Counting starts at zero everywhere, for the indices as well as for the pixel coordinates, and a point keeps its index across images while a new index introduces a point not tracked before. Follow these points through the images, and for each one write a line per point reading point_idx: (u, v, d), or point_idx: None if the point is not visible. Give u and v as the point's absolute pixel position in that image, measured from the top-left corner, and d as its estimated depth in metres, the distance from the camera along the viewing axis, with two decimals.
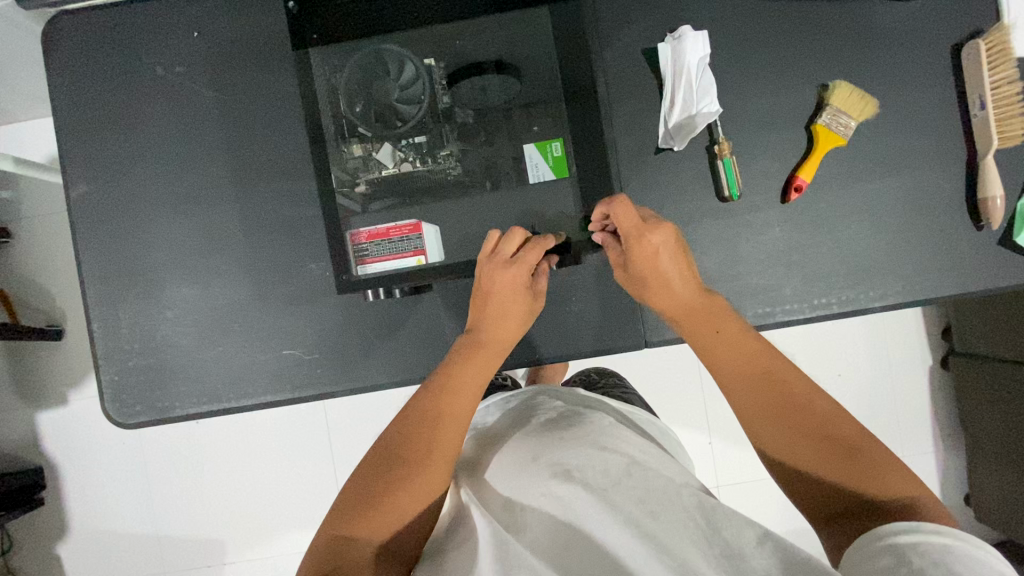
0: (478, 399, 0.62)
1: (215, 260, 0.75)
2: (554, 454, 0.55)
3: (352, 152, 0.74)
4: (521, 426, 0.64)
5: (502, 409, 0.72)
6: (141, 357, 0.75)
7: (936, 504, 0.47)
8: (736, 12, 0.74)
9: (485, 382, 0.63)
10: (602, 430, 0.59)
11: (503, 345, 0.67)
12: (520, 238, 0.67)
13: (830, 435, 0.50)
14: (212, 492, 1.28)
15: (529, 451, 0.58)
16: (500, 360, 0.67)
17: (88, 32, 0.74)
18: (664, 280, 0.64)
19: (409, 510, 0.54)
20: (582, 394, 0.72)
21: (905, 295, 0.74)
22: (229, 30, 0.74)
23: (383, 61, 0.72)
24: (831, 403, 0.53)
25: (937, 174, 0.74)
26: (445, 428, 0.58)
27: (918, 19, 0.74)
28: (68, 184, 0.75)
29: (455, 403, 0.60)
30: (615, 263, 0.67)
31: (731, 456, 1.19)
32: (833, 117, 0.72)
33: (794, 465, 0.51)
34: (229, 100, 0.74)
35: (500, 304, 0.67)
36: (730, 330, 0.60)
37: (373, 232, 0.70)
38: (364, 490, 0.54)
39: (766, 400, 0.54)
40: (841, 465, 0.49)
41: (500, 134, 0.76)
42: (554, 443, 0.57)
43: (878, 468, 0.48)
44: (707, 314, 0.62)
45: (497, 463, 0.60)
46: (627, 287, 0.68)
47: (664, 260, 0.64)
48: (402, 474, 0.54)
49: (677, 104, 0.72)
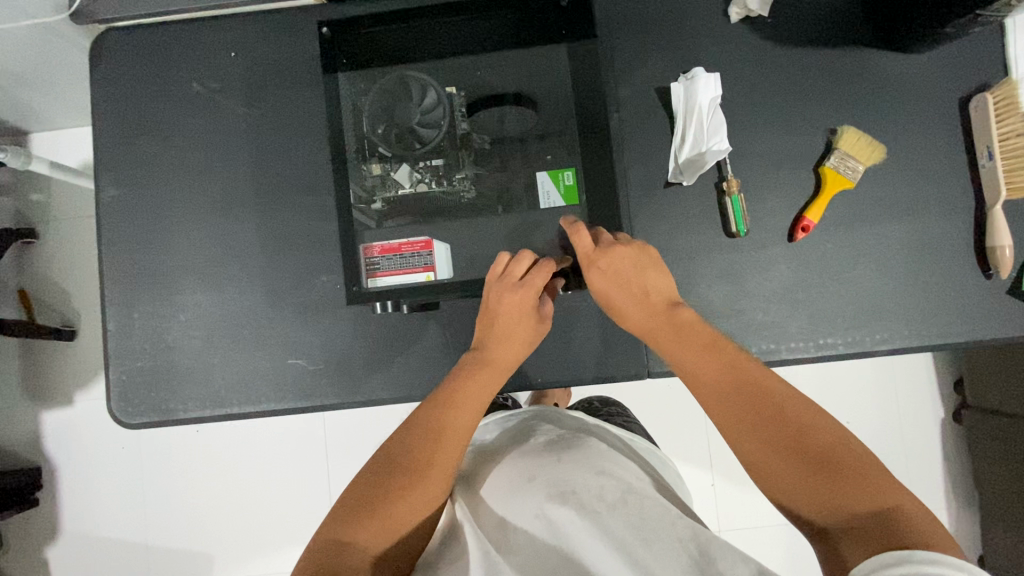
0: (480, 415, 0.62)
1: (231, 268, 0.77)
2: (550, 475, 0.55)
3: (371, 171, 0.75)
4: (518, 443, 0.64)
5: (501, 427, 0.72)
6: (150, 358, 0.77)
7: (932, 523, 0.45)
8: (746, 57, 0.77)
9: (487, 400, 0.64)
10: (599, 454, 0.59)
11: (505, 365, 0.67)
12: (530, 260, 0.68)
13: (832, 461, 0.49)
14: (204, 502, 1.27)
15: (525, 470, 0.57)
16: (504, 379, 0.67)
17: (133, 47, 0.79)
18: (637, 296, 0.65)
19: (405, 521, 0.53)
20: (582, 418, 0.72)
21: (911, 340, 0.74)
22: (264, 52, 0.78)
23: (407, 86, 0.74)
24: (838, 428, 0.51)
25: (945, 221, 0.75)
26: (448, 439, 0.58)
27: (927, 70, 0.76)
28: (99, 188, 0.79)
29: (456, 414, 0.60)
30: (602, 275, 0.66)
31: (734, 497, 1.16)
32: (841, 160, 0.73)
33: (798, 499, 0.49)
34: (258, 117, 0.78)
35: (507, 322, 0.67)
36: (732, 359, 0.58)
37: (386, 246, 0.72)
38: (365, 495, 0.54)
39: (767, 429, 0.52)
40: (844, 490, 0.47)
41: (515, 160, 0.76)
42: (550, 463, 0.57)
43: (881, 493, 0.47)
44: (686, 333, 0.62)
45: (492, 478, 0.60)
46: (616, 304, 0.66)
47: (631, 277, 0.66)
48: (403, 482, 0.54)
49: (687, 142, 0.75)
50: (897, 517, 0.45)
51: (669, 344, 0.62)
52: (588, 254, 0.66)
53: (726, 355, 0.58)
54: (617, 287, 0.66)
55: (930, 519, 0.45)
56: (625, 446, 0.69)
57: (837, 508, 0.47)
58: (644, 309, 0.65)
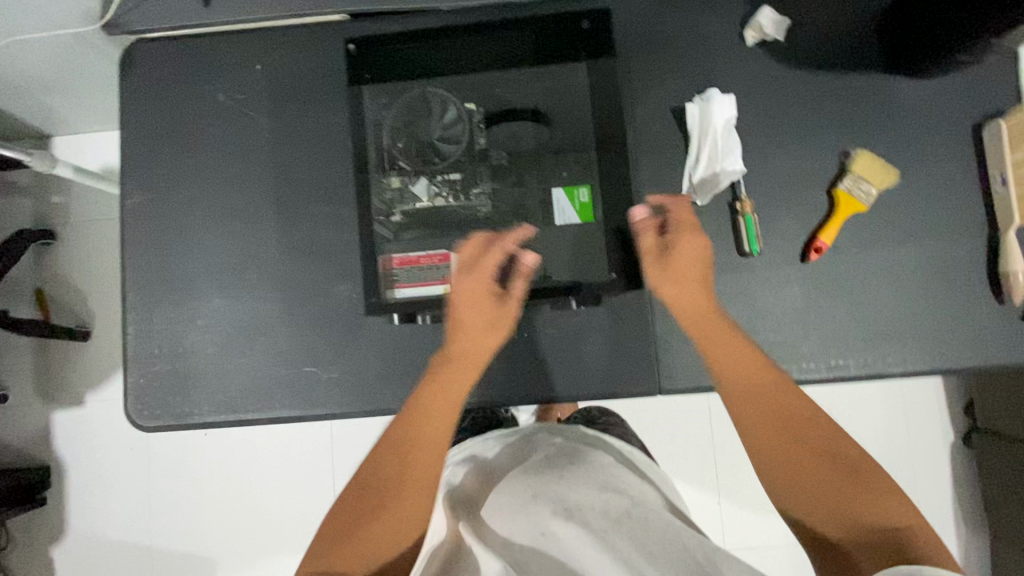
0: (450, 415, 0.63)
1: (250, 275, 0.78)
2: (553, 493, 0.56)
3: (390, 184, 0.77)
4: (520, 461, 0.65)
5: (502, 443, 0.72)
6: (167, 362, 0.78)
7: (931, 537, 0.51)
8: (761, 79, 0.78)
9: (456, 396, 0.65)
10: (602, 471, 0.61)
11: (473, 355, 0.68)
12: (473, 246, 0.72)
13: (853, 479, 0.54)
14: (210, 505, 1.28)
15: (528, 487, 0.58)
16: (476, 368, 0.68)
17: (161, 58, 0.81)
18: (698, 278, 0.68)
19: (390, 537, 0.56)
20: (584, 432, 0.72)
21: (923, 363, 0.74)
22: (289, 65, 0.80)
23: (428, 102, 0.78)
24: (853, 449, 0.56)
25: (958, 245, 0.75)
26: (420, 449, 0.60)
27: (941, 96, 0.77)
28: (124, 194, 0.80)
29: (422, 421, 0.62)
30: (683, 242, 0.69)
31: (740, 516, 1.16)
32: (854, 183, 0.74)
33: (812, 515, 0.54)
34: (281, 129, 0.80)
35: (468, 316, 0.69)
36: (761, 377, 0.60)
37: (405, 259, 0.76)
38: (349, 518, 0.57)
39: (797, 447, 0.56)
40: (861, 506, 0.53)
41: (531, 176, 0.77)
42: (552, 480, 0.58)
43: (892, 506, 0.52)
44: (730, 338, 0.63)
45: (494, 496, 0.60)
46: (682, 270, 0.68)
47: (701, 265, 0.69)
48: (381, 500, 0.57)
49: (702, 161, 0.76)
50: (901, 532, 0.51)
51: (719, 327, 0.65)
52: (680, 222, 0.70)
53: (756, 373, 0.61)
54: (690, 257, 0.69)
55: (930, 533, 0.51)
56: (628, 460, 0.69)
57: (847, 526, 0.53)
58: (688, 304, 0.67)
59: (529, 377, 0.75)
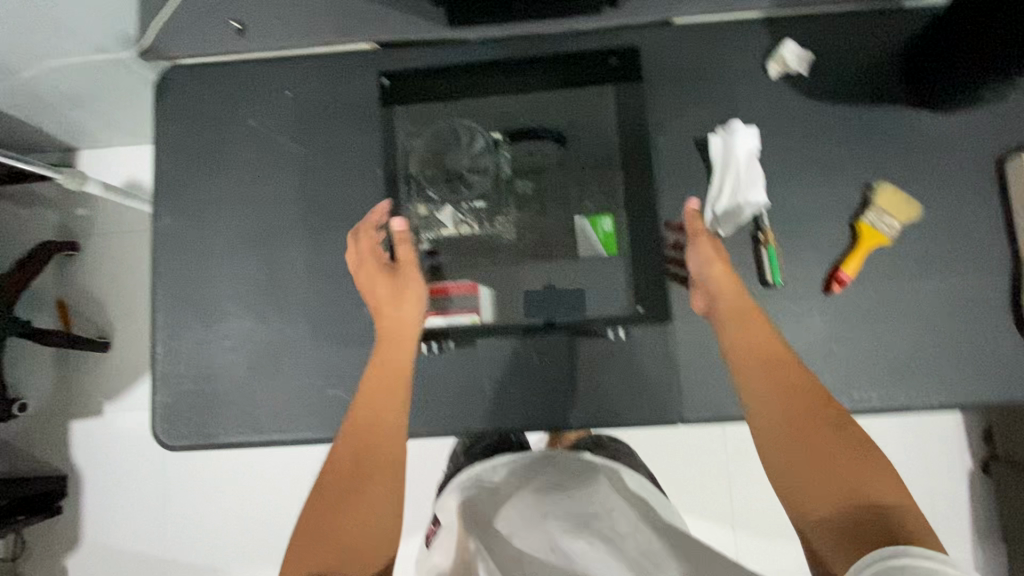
0: (391, 394, 0.67)
1: (277, 297, 0.80)
2: (564, 513, 0.57)
3: (418, 211, 0.80)
4: (526, 483, 0.67)
5: (508, 467, 0.73)
6: (194, 381, 0.79)
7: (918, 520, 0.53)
8: (784, 111, 0.79)
9: (390, 378, 0.68)
10: (608, 496, 0.62)
11: (391, 332, 0.71)
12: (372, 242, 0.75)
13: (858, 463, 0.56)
14: (224, 518, 1.28)
15: (538, 508, 0.59)
16: (399, 341, 0.71)
17: (195, 84, 0.83)
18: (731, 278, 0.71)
19: (370, 527, 0.59)
20: (588, 458, 0.74)
21: (946, 397, 0.74)
22: (319, 92, 0.82)
23: (457, 133, 0.81)
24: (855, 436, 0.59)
25: (981, 279, 0.75)
26: (373, 435, 0.64)
27: (964, 130, 0.77)
28: (156, 216, 0.82)
29: (366, 408, 0.66)
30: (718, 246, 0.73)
31: (755, 543, 1.14)
32: (877, 217, 0.75)
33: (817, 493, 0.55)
34: (309, 154, 0.81)
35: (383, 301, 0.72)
36: (780, 368, 0.64)
37: (433, 288, 0.77)
38: (330, 516, 0.59)
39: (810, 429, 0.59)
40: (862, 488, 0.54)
41: (555, 205, 0.80)
42: (562, 502, 0.60)
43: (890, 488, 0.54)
44: (756, 332, 0.66)
45: (502, 515, 0.61)
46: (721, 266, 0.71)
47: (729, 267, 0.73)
48: (353, 492, 0.60)
49: (726, 192, 0.76)
50: (887, 515, 0.52)
51: (749, 321, 0.67)
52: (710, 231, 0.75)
53: (782, 364, 0.64)
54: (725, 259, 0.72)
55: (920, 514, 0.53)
56: (631, 485, 0.71)
57: (833, 507, 0.54)
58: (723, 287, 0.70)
59: (551, 404, 0.76)
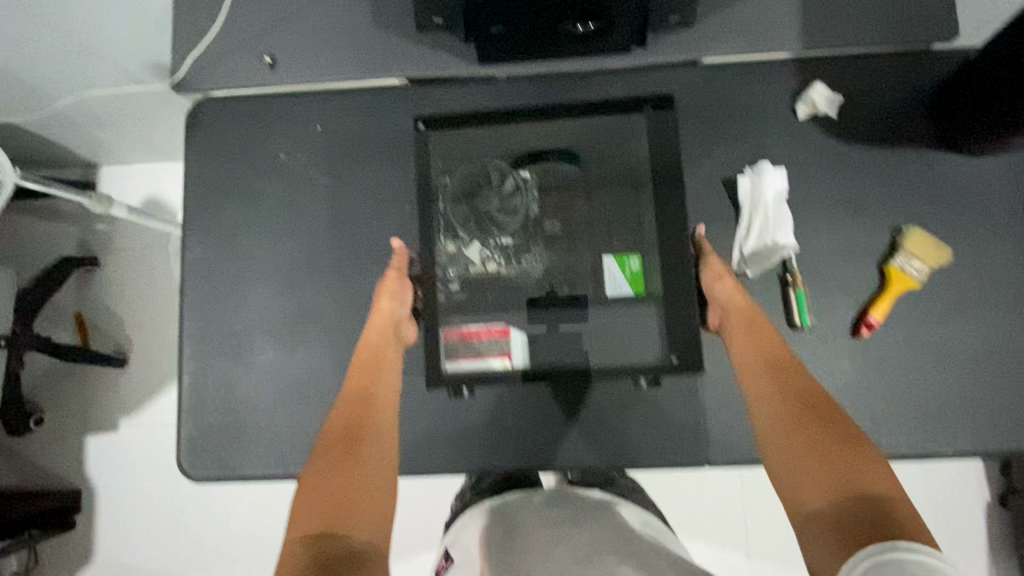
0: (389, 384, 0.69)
1: (303, 331, 0.80)
2: (579, 545, 0.60)
3: (445, 249, 0.79)
4: (542, 506, 0.68)
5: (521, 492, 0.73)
6: (220, 413, 0.79)
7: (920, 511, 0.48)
8: (812, 153, 0.79)
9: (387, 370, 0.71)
10: (619, 532, 0.62)
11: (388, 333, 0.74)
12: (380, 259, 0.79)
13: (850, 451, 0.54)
14: (237, 538, 1.28)
15: (552, 536, 0.62)
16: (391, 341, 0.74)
17: (226, 116, 0.84)
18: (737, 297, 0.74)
19: (353, 499, 0.54)
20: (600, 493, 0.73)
21: (975, 444, 0.73)
22: (348, 127, 0.82)
23: (487, 173, 0.81)
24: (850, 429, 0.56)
25: (1010, 325, 0.75)
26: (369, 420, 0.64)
27: (994, 175, 0.77)
28: (185, 247, 0.83)
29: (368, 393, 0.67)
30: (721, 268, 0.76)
31: None
32: (906, 261, 0.74)
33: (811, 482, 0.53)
34: (338, 188, 0.82)
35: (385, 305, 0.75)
36: (779, 368, 0.65)
37: (464, 332, 0.77)
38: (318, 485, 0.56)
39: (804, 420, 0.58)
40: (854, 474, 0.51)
41: (584, 244, 0.79)
42: (577, 534, 0.62)
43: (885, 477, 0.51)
44: (756, 338, 0.68)
45: (516, 538, 0.63)
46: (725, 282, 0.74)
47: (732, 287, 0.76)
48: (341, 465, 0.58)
49: (754, 233, 0.76)
50: (883, 502, 0.48)
51: (750, 327, 0.70)
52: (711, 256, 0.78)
53: (780, 364, 0.65)
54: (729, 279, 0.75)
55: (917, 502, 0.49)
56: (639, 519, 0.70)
57: (828, 497, 0.51)
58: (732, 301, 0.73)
59: (575, 443, 0.76)
